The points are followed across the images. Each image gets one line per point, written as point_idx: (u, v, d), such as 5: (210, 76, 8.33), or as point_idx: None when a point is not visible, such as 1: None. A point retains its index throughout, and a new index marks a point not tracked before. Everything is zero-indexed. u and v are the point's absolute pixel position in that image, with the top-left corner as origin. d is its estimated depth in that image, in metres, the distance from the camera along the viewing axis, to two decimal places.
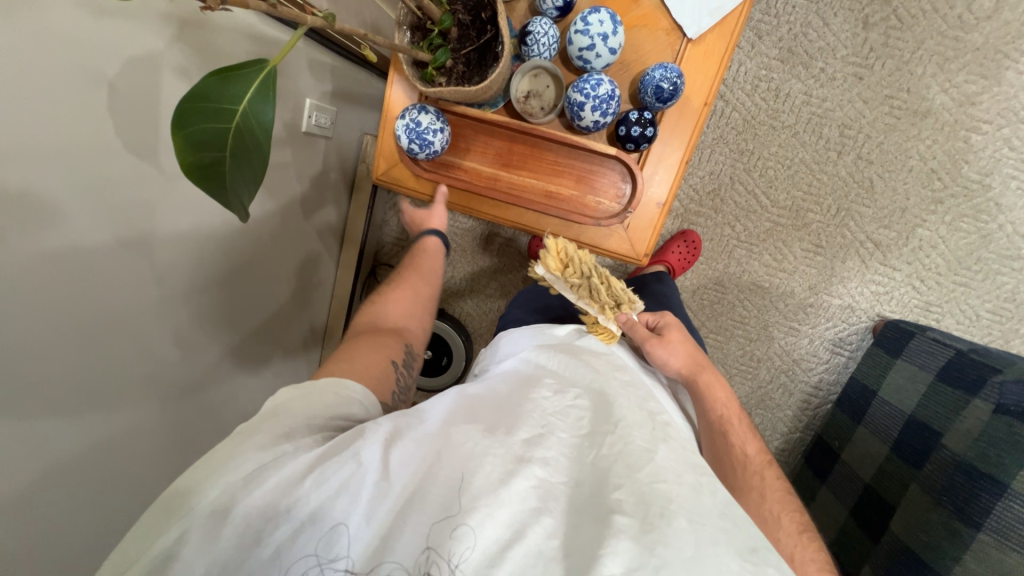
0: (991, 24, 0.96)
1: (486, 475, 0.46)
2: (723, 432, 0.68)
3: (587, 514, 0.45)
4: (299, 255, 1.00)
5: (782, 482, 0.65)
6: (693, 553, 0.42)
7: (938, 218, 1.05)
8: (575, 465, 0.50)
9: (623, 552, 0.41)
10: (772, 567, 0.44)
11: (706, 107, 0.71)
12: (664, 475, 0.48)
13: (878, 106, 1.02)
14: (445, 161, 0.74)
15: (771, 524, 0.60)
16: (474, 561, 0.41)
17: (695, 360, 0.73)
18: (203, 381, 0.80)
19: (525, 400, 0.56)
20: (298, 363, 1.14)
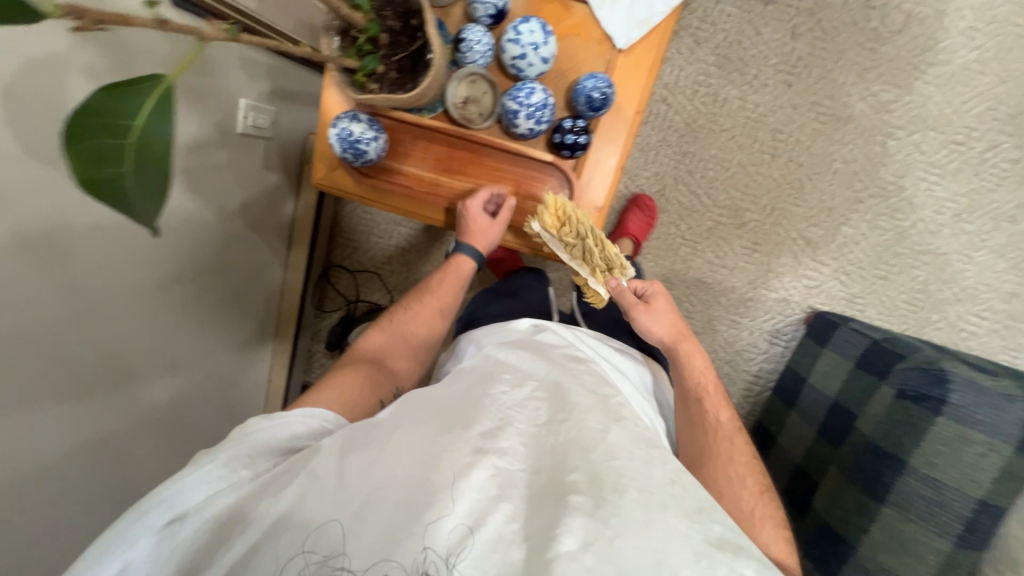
0: (901, 38, 1.09)
1: (448, 470, 0.49)
2: (697, 400, 0.73)
3: (547, 498, 0.49)
4: (241, 255, 1.01)
5: (749, 447, 0.71)
6: (643, 519, 0.47)
7: (860, 216, 1.20)
8: (534, 452, 0.53)
9: (578, 529, 0.45)
10: (717, 523, 0.50)
11: (638, 115, 0.73)
12: (618, 452, 0.52)
13: (807, 112, 1.14)
14: (386, 166, 0.76)
15: (737, 485, 0.66)
16: (441, 549, 0.45)
17: (678, 330, 0.78)
18: (132, 385, 0.80)
19: (478, 399, 0.58)
20: (248, 363, 1.15)
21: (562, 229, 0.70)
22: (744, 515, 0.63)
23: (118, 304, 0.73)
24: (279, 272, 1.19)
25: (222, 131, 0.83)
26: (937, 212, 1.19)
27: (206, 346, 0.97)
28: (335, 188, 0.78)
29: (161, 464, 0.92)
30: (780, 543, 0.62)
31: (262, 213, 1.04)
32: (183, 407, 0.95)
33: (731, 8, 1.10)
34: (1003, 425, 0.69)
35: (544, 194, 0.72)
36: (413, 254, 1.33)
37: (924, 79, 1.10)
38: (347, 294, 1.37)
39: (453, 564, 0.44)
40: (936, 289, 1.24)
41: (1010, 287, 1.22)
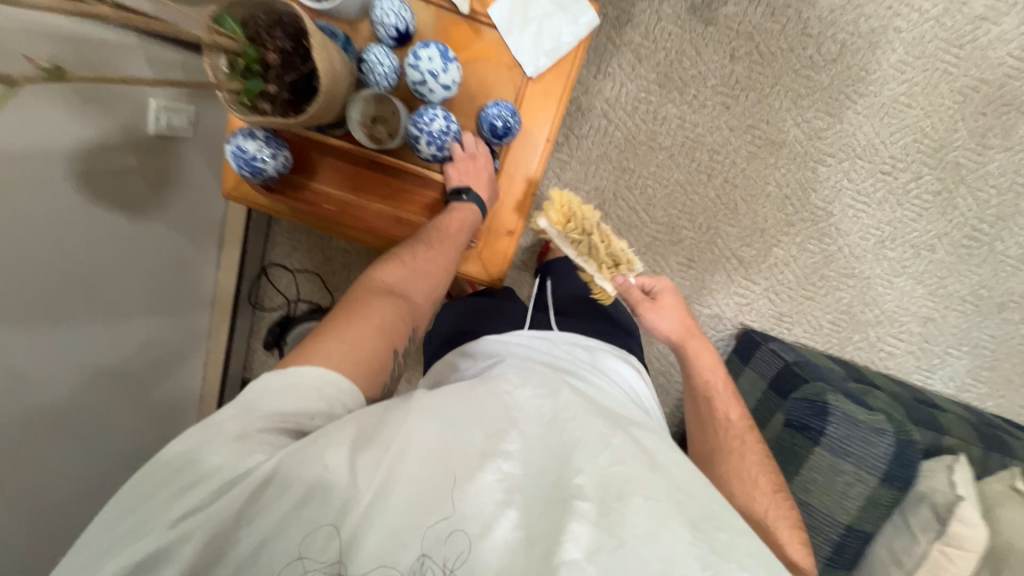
0: (834, 68, 1.12)
1: (457, 470, 0.48)
2: (706, 398, 0.74)
3: (554, 509, 0.48)
4: (159, 252, 0.97)
5: (761, 446, 0.69)
6: (647, 530, 0.46)
7: (791, 239, 1.24)
8: (544, 454, 0.52)
9: (582, 536, 0.45)
10: (726, 530, 0.49)
11: (549, 143, 0.73)
12: (624, 458, 0.51)
13: (743, 135, 1.16)
14: (293, 182, 0.74)
15: (750, 484, 0.65)
16: (452, 560, 0.45)
17: (686, 330, 0.80)
18: (35, 395, 0.75)
19: (485, 397, 0.55)
20: (176, 358, 1.10)
21: (568, 226, 0.78)
22: (755, 515, 0.62)
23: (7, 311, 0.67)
24: (209, 271, 1.16)
25: (126, 132, 0.80)
26: (862, 237, 1.23)
27: (124, 347, 0.92)
28: (244, 201, 0.77)
29: (80, 474, 0.87)
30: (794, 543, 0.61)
31: (185, 212, 1.01)
32: (102, 412, 0.90)
33: (672, 26, 1.11)
34: (868, 458, 0.76)
35: (551, 191, 0.78)
36: (354, 256, 1.32)
37: (855, 108, 1.14)
38: (287, 293, 1.35)
39: (452, 570, 0.44)
40: (859, 311, 1.29)
41: (926, 311, 1.29)
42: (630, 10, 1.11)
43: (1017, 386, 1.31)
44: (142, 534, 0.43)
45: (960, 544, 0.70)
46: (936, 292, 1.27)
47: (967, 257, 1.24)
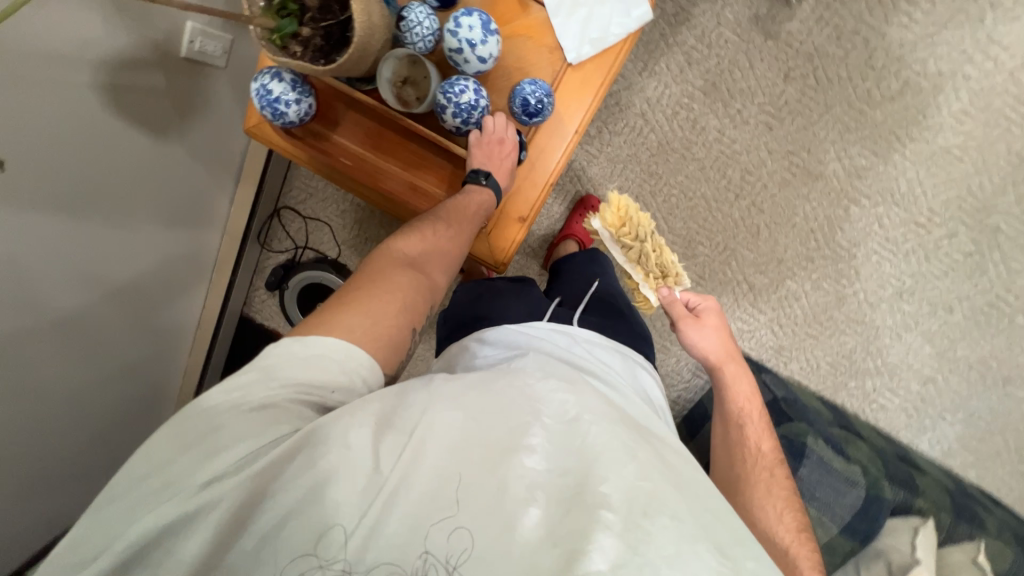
0: (891, 106, 1.07)
1: (479, 462, 0.48)
2: (738, 424, 0.73)
3: (575, 517, 0.46)
4: (175, 178, 0.97)
5: (788, 481, 0.68)
6: (674, 551, 0.44)
7: (807, 274, 1.21)
8: (567, 454, 0.50)
9: (607, 548, 0.43)
10: (752, 560, 0.46)
11: (578, 135, 0.71)
12: (652, 476, 0.49)
13: (780, 159, 1.12)
14: (315, 130, 0.73)
15: (774, 517, 0.63)
16: (472, 555, 0.44)
17: (727, 352, 0.80)
18: (32, 297, 0.76)
19: (509, 391, 0.53)
20: (179, 285, 1.12)
21: (621, 232, 0.89)
22: (782, 553, 0.59)
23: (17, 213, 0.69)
24: (223, 202, 1.18)
25: (157, 51, 0.80)
26: (880, 286, 1.20)
27: (126, 265, 0.93)
28: (264, 140, 0.76)
29: (70, 380, 0.90)
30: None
31: (206, 142, 1.01)
32: (98, 325, 0.92)
33: (730, 33, 1.06)
34: (835, 507, 0.81)
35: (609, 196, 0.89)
36: (367, 214, 1.33)
37: (903, 152, 1.09)
38: (296, 239, 1.36)
39: (454, 568, 0.44)
40: (860, 359, 1.26)
41: (929, 372, 1.26)
42: (689, 9, 1.06)
43: (1004, 462, 1.29)
44: (167, 496, 0.45)
45: None
46: (944, 355, 1.24)
47: (984, 325, 1.21)
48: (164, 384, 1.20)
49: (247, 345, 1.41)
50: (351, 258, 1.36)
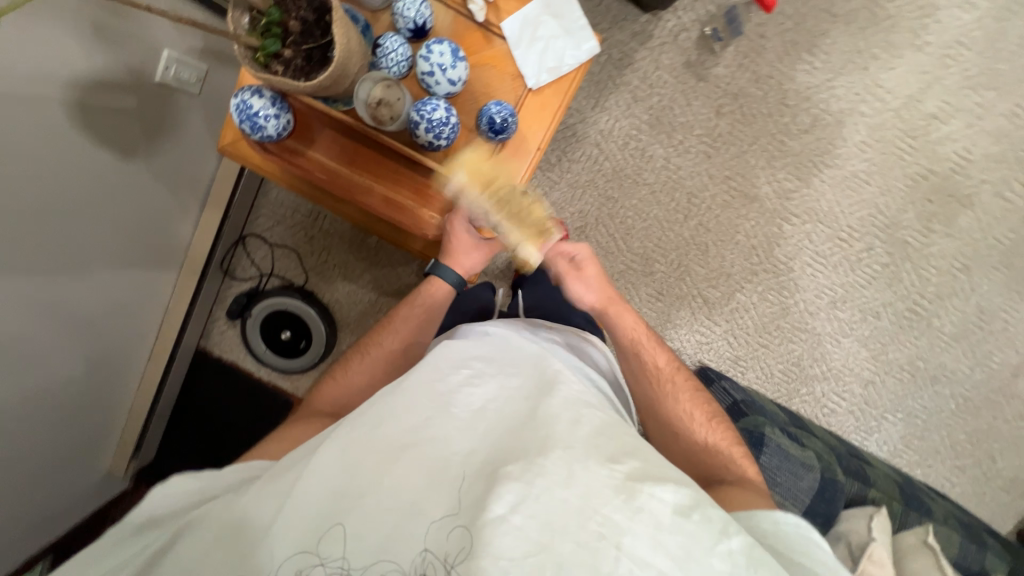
0: (806, 137, 1.24)
1: (397, 462, 0.58)
2: (636, 352, 0.82)
3: (486, 476, 0.57)
4: (138, 202, 0.97)
5: (689, 381, 0.82)
6: (567, 473, 0.56)
7: (753, 287, 1.32)
8: (473, 431, 0.61)
9: (509, 495, 0.54)
10: (634, 459, 0.60)
11: (539, 151, 0.79)
12: (545, 423, 0.61)
13: (720, 184, 1.26)
14: (291, 147, 0.77)
15: (688, 419, 0.78)
16: (416, 528, 0.55)
17: (608, 292, 0.83)
18: None
19: (403, 394, 0.63)
20: (128, 310, 1.09)
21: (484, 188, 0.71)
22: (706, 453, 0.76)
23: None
24: (185, 228, 1.17)
25: (131, 75, 0.82)
26: (816, 296, 1.33)
27: (72, 285, 0.90)
28: (241, 158, 0.79)
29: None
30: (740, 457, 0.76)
31: (171, 166, 1.02)
32: (33, 349, 0.87)
33: (668, 76, 1.21)
34: (795, 490, 0.82)
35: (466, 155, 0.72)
36: (336, 240, 1.34)
37: (821, 176, 1.25)
38: (262, 266, 1.35)
39: (452, 565, 0.52)
40: (808, 365, 1.36)
41: (868, 374, 1.37)
42: (631, 54, 1.20)
43: (944, 458, 1.40)
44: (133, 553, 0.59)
45: None
46: (878, 358, 1.36)
47: (907, 328, 1.35)
48: (105, 419, 1.13)
49: (203, 380, 1.34)
50: (318, 284, 1.36)
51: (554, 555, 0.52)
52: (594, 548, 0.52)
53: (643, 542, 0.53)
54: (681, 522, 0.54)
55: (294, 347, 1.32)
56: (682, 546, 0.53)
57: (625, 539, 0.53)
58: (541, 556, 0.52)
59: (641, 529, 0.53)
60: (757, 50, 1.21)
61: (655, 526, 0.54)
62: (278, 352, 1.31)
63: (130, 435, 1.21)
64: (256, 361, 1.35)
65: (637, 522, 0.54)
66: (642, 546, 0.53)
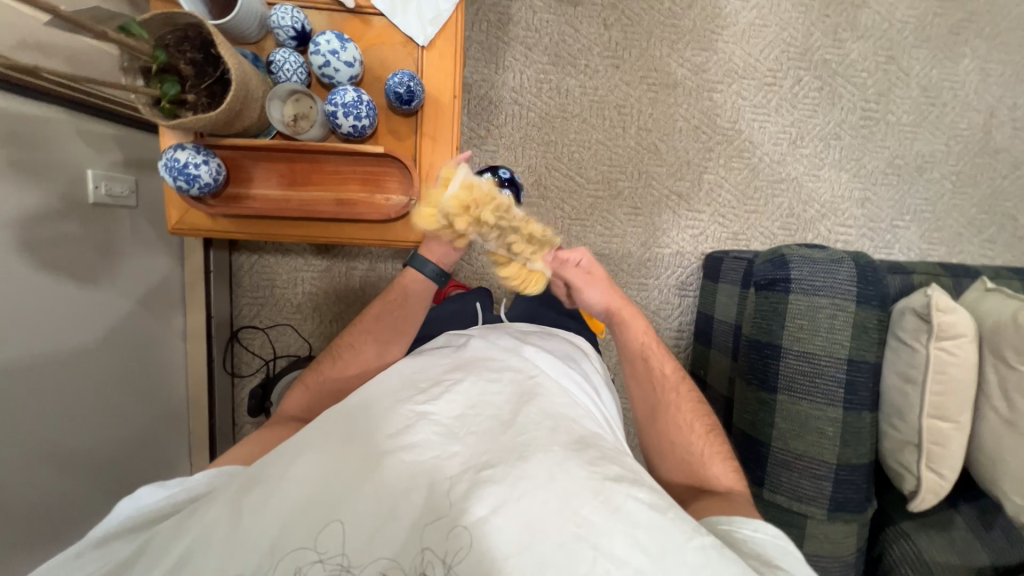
0: (693, 12, 1.30)
1: (375, 467, 0.56)
2: (643, 358, 0.83)
3: (467, 483, 0.53)
4: (116, 332, 0.98)
5: (693, 394, 0.81)
6: (547, 476, 0.53)
7: (715, 162, 1.35)
8: (449, 439, 0.59)
9: (486, 497, 0.51)
10: (616, 465, 0.58)
11: (456, 99, 0.81)
12: (525, 428, 0.60)
13: (639, 86, 1.31)
14: (233, 193, 0.79)
15: (684, 429, 0.77)
16: (382, 550, 0.51)
17: (622, 300, 0.85)
18: None
19: (388, 403, 0.64)
20: (141, 440, 1.07)
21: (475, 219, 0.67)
22: (693, 461, 0.75)
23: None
24: (174, 342, 1.17)
25: (67, 201, 0.84)
26: (776, 144, 1.35)
27: (72, 429, 0.88)
28: (193, 229, 0.81)
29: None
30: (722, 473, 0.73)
31: (134, 283, 1.03)
32: (59, 511, 0.86)
33: (548, 13, 1.27)
34: (838, 285, 0.77)
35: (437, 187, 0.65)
36: (322, 297, 1.34)
37: (722, 40, 1.32)
38: (263, 353, 1.34)
39: (449, 566, 0.48)
40: (802, 210, 1.37)
41: (860, 193, 1.38)
42: (508, 10, 1.27)
43: (968, 239, 1.39)
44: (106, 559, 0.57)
45: (950, 334, 0.71)
46: (861, 174, 1.37)
47: (871, 135, 1.37)
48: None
49: None
50: (323, 346, 1.35)
51: (534, 558, 0.47)
52: (572, 549, 0.48)
53: (621, 543, 0.48)
54: (658, 517, 0.51)
55: None
56: (658, 542, 0.49)
57: (604, 542, 0.48)
58: (520, 560, 0.47)
59: (619, 528, 0.49)
60: None
61: (634, 526, 0.50)
62: None
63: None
64: None
65: (615, 521, 0.50)
66: (620, 547, 0.48)
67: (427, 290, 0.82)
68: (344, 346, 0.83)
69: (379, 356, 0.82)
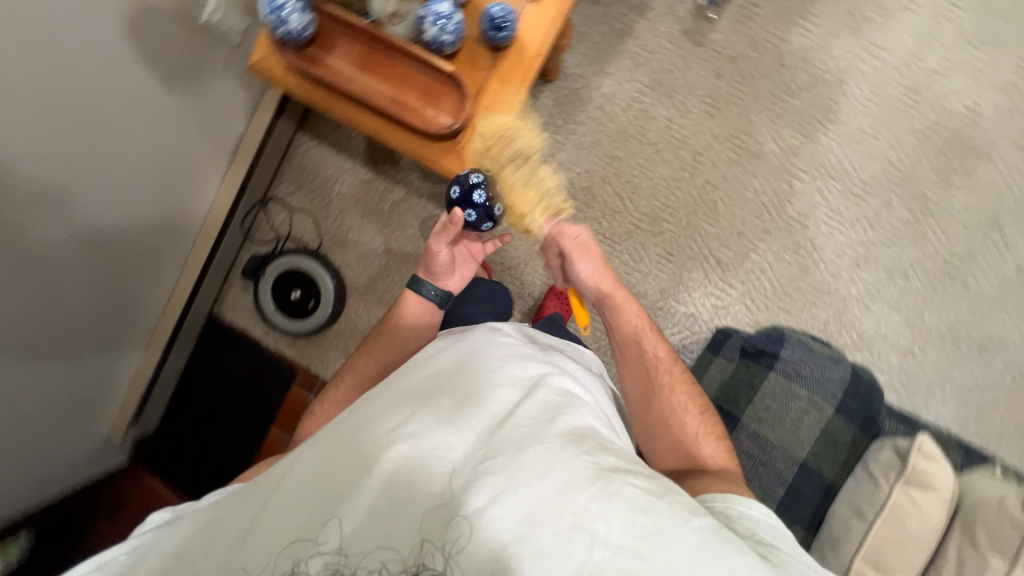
0: (807, 95, 1.28)
1: (372, 461, 0.59)
2: (637, 340, 0.81)
3: (466, 475, 0.56)
4: (169, 139, 1.11)
5: (686, 374, 0.79)
6: (544, 467, 0.56)
7: (767, 246, 1.29)
8: (446, 425, 0.61)
9: (484, 488, 0.54)
10: (611, 457, 0.59)
11: (538, 58, 0.85)
12: (521, 421, 0.61)
13: (724, 142, 1.30)
14: (313, 56, 0.85)
15: (679, 414, 0.74)
16: (388, 524, 0.55)
17: (612, 280, 0.84)
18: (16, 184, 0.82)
19: (386, 396, 0.67)
20: (147, 242, 1.18)
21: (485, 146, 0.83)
22: (686, 444, 0.73)
23: (26, 116, 0.80)
24: (212, 177, 1.29)
25: (179, 8, 0.99)
26: (836, 256, 1.28)
27: (104, 198, 1.00)
28: (266, 74, 0.88)
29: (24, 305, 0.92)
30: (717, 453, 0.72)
31: (204, 108, 1.16)
32: (61, 260, 0.97)
33: (667, 43, 1.30)
34: (824, 382, 0.81)
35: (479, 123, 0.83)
36: (352, 204, 1.40)
37: (826, 132, 1.28)
38: (279, 230, 1.41)
39: (448, 555, 0.52)
40: (836, 332, 1.28)
41: (905, 343, 1.27)
42: (631, 25, 1.31)
43: (1008, 444, 1.24)
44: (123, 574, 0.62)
45: (921, 483, 0.70)
46: (915, 324, 1.27)
47: (942, 290, 1.26)
48: (120, 351, 1.25)
49: (217, 338, 1.43)
50: (332, 248, 1.40)
51: (531, 548, 0.50)
52: (569, 538, 0.51)
53: (618, 528, 0.51)
54: (653, 500, 0.53)
55: (302, 307, 1.35)
56: (653, 524, 0.52)
57: (601, 528, 0.51)
58: (518, 546, 0.51)
59: (615, 515, 0.52)
60: (751, 17, 1.29)
61: (630, 510, 0.52)
62: (288, 312, 1.35)
63: (141, 376, 1.33)
64: (266, 324, 1.41)
65: (612, 508, 0.52)
66: (616, 531, 0.51)
67: (435, 312, 0.92)
68: (348, 368, 0.89)
69: (384, 370, 0.87)
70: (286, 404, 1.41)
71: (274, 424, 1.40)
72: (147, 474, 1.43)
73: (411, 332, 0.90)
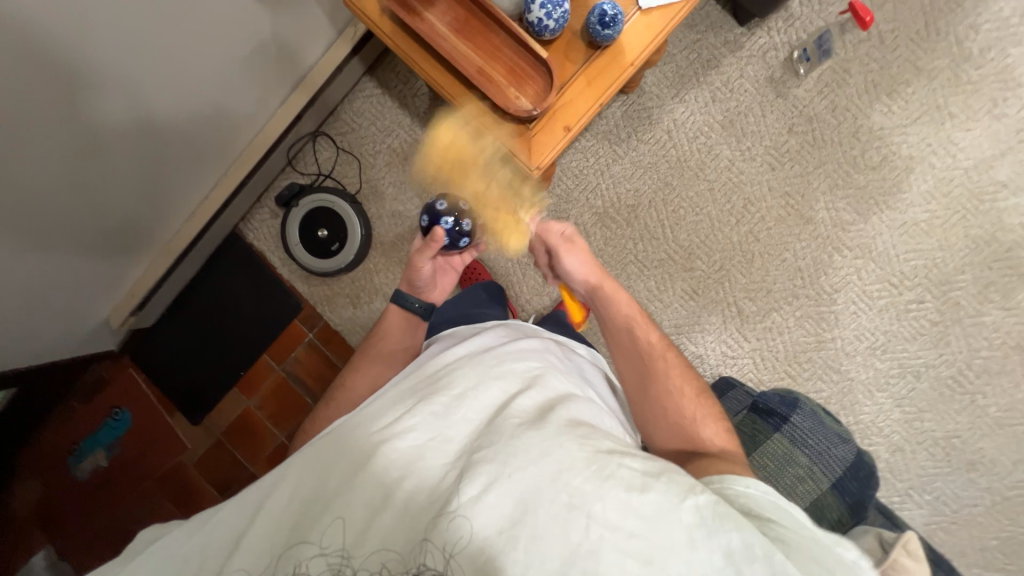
0: (872, 174, 1.27)
1: (365, 456, 0.61)
2: (629, 327, 0.83)
3: (463, 466, 0.58)
4: (240, 51, 1.11)
5: (680, 357, 0.81)
6: (539, 453, 0.57)
7: (790, 310, 1.29)
8: (440, 418, 0.63)
9: (480, 478, 0.55)
10: (606, 442, 0.61)
11: (632, 67, 0.84)
12: (515, 412, 0.63)
13: (777, 198, 1.29)
14: (412, 5, 0.85)
15: (674, 396, 0.76)
16: (388, 508, 0.56)
17: (600, 272, 0.88)
18: (92, 44, 0.84)
19: (385, 396, 0.70)
20: (197, 145, 1.19)
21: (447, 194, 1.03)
22: (687, 431, 0.74)
23: None
24: (274, 100, 1.29)
25: None
26: (856, 337, 1.28)
27: (172, 87, 1.02)
28: (359, 10, 0.87)
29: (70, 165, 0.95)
30: (715, 433, 0.73)
31: (284, 28, 1.16)
32: (117, 133, 0.99)
33: (750, 85, 1.29)
34: (826, 456, 0.82)
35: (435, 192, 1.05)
36: (398, 159, 1.39)
37: (880, 215, 1.27)
38: (323, 167, 1.42)
39: (449, 554, 0.52)
40: (835, 411, 1.28)
41: (897, 439, 1.27)
42: (720, 58, 1.29)
43: (969, 562, 1.24)
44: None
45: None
46: (913, 423, 1.27)
47: (949, 398, 1.26)
48: (141, 242, 1.26)
49: (235, 254, 1.43)
50: (368, 198, 1.40)
51: (528, 531, 0.52)
52: (565, 519, 0.52)
53: (614, 509, 0.53)
54: (649, 481, 0.55)
55: (325, 248, 1.35)
56: (652, 506, 0.53)
57: (597, 509, 0.53)
58: (514, 531, 0.52)
59: (611, 496, 0.53)
60: (839, 83, 1.27)
61: (626, 491, 0.54)
62: (310, 249, 1.35)
63: (153, 273, 1.33)
64: (285, 255, 1.42)
65: (607, 488, 0.54)
66: (613, 511, 0.53)
67: (419, 324, 0.94)
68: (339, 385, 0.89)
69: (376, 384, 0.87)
70: (283, 334, 1.43)
71: (267, 350, 1.43)
72: (133, 365, 1.45)
73: (398, 344, 0.92)
